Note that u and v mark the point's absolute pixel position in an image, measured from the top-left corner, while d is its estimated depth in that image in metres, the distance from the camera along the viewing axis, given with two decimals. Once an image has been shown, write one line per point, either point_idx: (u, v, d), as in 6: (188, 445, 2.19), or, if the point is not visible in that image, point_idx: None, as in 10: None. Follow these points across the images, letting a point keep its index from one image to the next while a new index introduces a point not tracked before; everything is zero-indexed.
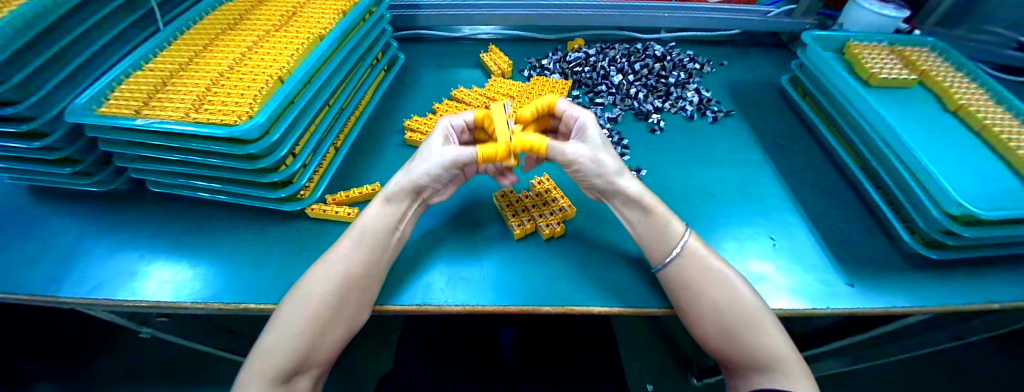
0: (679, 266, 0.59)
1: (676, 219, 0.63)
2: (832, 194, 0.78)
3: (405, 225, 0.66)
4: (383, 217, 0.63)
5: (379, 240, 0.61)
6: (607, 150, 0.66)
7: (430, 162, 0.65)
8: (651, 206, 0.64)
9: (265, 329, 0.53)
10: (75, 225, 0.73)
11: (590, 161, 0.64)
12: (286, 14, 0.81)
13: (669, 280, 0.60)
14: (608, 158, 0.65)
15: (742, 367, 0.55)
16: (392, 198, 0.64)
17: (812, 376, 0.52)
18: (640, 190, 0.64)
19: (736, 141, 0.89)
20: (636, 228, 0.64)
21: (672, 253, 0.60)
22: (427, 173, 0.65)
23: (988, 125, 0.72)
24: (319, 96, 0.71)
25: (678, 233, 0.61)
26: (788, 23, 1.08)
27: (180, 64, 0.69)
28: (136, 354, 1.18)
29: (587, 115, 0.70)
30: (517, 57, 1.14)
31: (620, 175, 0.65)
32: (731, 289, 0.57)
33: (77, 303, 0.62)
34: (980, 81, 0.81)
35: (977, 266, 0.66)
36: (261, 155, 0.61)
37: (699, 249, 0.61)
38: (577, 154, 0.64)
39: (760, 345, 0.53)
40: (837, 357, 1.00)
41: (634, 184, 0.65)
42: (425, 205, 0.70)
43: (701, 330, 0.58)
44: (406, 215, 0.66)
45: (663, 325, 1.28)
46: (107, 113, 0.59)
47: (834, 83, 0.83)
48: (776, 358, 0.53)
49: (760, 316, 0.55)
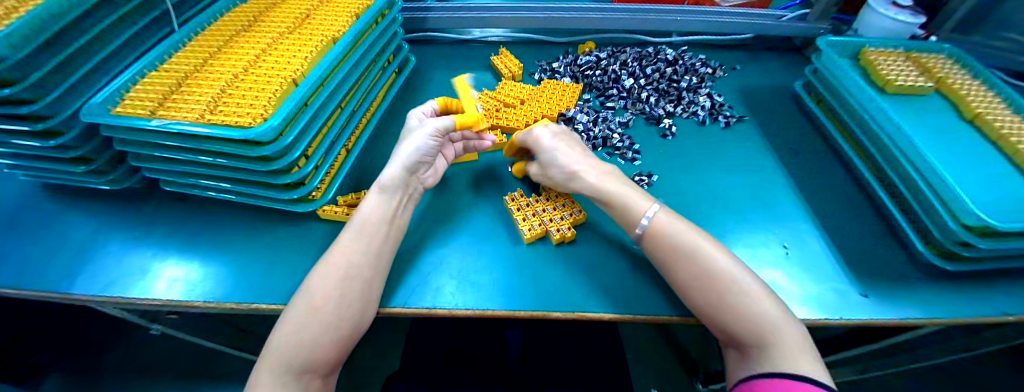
0: (661, 241, 0.60)
1: (641, 195, 0.66)
2: (845, 202, 0.77)
3: (402, 212, 0.67)
4: (380, 207, 0.64)
5: (383, 232, 0.62)
6: (552, 166, 0.72)
7: (418, 137, 0.69)
8: (608, 199, 0.67)
9: (277, 321, 0.53)
10: (89, 223, 0.73)
11: (543, 174, 0.74)
12: (299, 15, 0.82)
13: (655, 257, 0.61)
14: (554, 169, 0.71)
15: (740, 346, 0.53)
16: (387, 186, 0.65)
17: (815, 351, 0.49)
18: (592, 187, 0.68)
19: (748, 147, 0.89)
20: (611, 210, 0.67)
21: (637, 230, 0.62)
22: (419, 148, 0.69)
23: (1006, 135, 0.70)
24: (332, 98, 0.72)
25: (641, 210, 0.63)
26: (802, 27, 1.07)
27: (195, 66, 0.70)
28: (145, 349, 1.19)
29: (540, 129, 0.75)
30: (527, 60, 1.14)
31: (572, 180, 0.70)
32: (718, 263, 0.56)
33: (89, 300, 0.63)
34: (997, 89, 0.80)
35: (993, 278, 0.65)
36: (275, 157, 0.61)
37: (672, 222, 0.61)
38: (535, 172, 0.75)
39: (752, 319, 0.52)
40: (845, 366, 0.99)
41: (587, 184, 0.68)
42: (418, 187, 0.72)
43: (697, 308, 0.56)
44: (402, 201, 0.67)
45: (670, 330, 1.28)
46: (124, 113, 0.60)
47: (850, 89, 0.82)
48: (769, 334, 0.50)
49: (751, 292, 0.53)
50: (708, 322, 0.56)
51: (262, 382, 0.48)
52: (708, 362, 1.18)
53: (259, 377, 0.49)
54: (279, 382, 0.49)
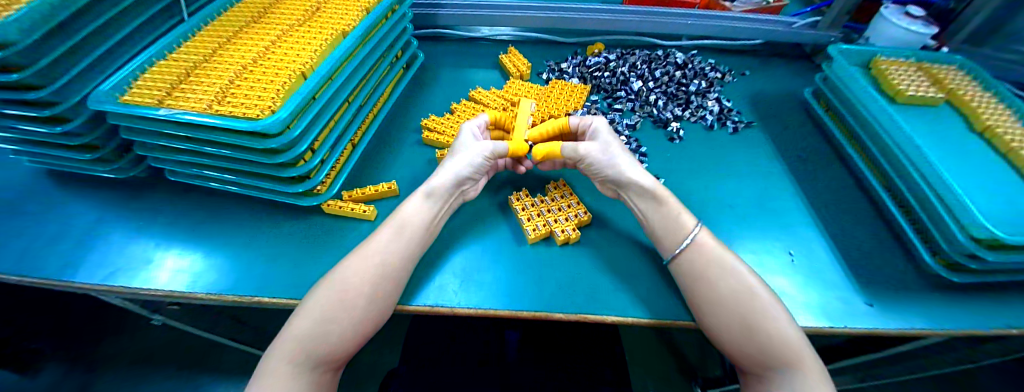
0: (694, 255, 0.60)
1: (685, 211, 0.65)
2: (852, 211, 0.77)
3: (440, 221, 0.67)
4: (421, 211, 0.65)
5: (416, 235, 0.62)
6: (615, 149, 0.72)
7: (473, 154, 0.71)
8: (664, 198, 0.66)
9: (293, 312, 0.54)
10: (92, 210, 0.73)
11: (601, 154, 0.72)
12: (309, 9, 0.81)
13: (682, 270, 0.60)
14: (618, 153, 0.71)
15: (760, 368, 0.53)
16: (433, 193, 0.66)
17: (830, 377, 0.51)
18: (653, 180, 0.67)
19: (755, 153, 0.88)
20: (648, 223, 0.67)
21: (683, 243, 0.61)
22: (472, 164, 0.70)
23: (1016, 148, 0.70)
24: (340, 93, 0.71)
25: (688, 227, 0.63)
26: (812, 34, 1.07)
27: (204, 56, 0.69)
28: (144, 339, 1.19)
29: (600, 119, 0.78)
30: (535, 60, 1.14)
31: (631, 168, 0.69)
32: (745, 286, 0.56)
33: (91, 289, 0.63)
34: (1008, 102, 0.80)
35: (1000, 291, 0.64)
36: (281, 150, 0.61)
37: (710, 243, 0.61)
38: (589, 149, 0.72)
39: (778, 345, 0.52)
40: (845, 375, 0.99)
41: (646, 176, 0.68)
42: (461, 200, 0.72)
43: (719, 332, 0.56)
44: (443, 211, 0.68)
45: (669, 335, 1.27)
46: (131, 101, 0.60)
47: (860, 99, 0.82)
48: (794, 360, 0.51)
49: (777, 317, 0.54)
50: (726, 343, 0.56)
51: (277, 369, 0.49)
52: (707, 368, 1.18)
53: (272, 363, 0.50)
54: (292, 372, 0.50)
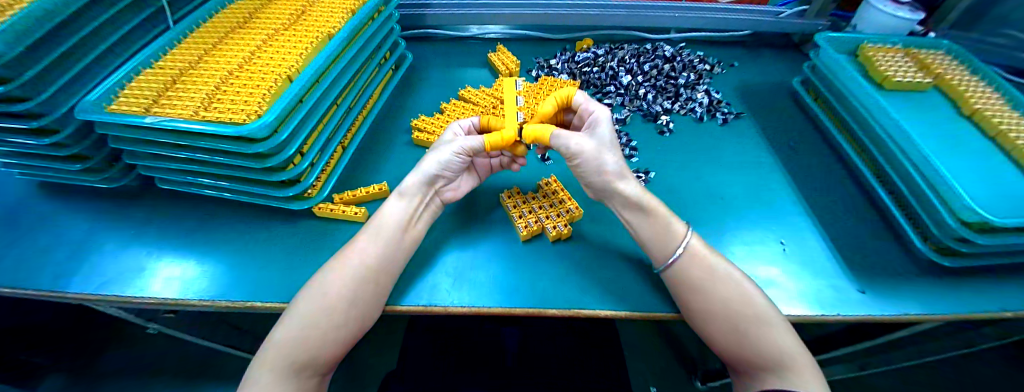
0: (688, 260, 0.60)
1: (675, 220, 0.63)
2: (842, 199, 0.77)
3: (418, 221, 0.66)
4: (395, 212, 0.64)
5: (396, 238, 0.62)
6: (607, 154, 0.67)
7: (443, 150, 0.68)
8: (650, 208, 0.64)
9: (280, 317, 0.54)
10: (84, 221, 0.73)
11: (592, 156, 0.66)
12: (294, 12, 0.81)
13: (674, 275, 0.59)
14: (609, 155, 0.66)
15: (750, 366, 0.54)
16: (405, 192, 0.66)
17: (822, 375, 0.52)
18: (640, 191, 0.65)
19: (746, 144, 0.89)
20: (637, 231, 0.65)
21: (675, 253, 0.60)
22: (440, 162, 0.68)
23: (1003, 130, 0.70)
24: (328, 95, 0.72)
25: (679, 236, 0.61)
26: (800, 23, 1.07)
27: (191, 62, 0.70)
28: (143, 348, 1.19)
29: (602, 109, 0.73)
30: (525, 57, 1.14)
31: (620, 176, 0.65)
32: (739, 288, 0.57)
33: (85, 298, 0.63)
34: (996, 85, 0.80)
35: (992, 275, 0.64)
36: (269, 154, 0.62)
37: (700, 251, 0.61)
38: (581, 147, 0.66)
39: (770, 345, 0.53)
40: (846, 363, 0.99)
41: (634, 186, 0.65)
42: (439, 201, 0.71)
43: (713, 333, 0.57)
44: (418, 210, 0.67)
45: (668, 327, 1.28)
46: (117, 110, 0.59)
47: (849, 87, 0.82)
48: (787, 361, 0.52)
49: (770, 319, 0.54)
50: (719, 344, 0.57)
51: (268, 375, 0.50)
52: (707, 361, 1.17)
53: (263, 371, 0.51)
54: (282, 378, 0.50)
